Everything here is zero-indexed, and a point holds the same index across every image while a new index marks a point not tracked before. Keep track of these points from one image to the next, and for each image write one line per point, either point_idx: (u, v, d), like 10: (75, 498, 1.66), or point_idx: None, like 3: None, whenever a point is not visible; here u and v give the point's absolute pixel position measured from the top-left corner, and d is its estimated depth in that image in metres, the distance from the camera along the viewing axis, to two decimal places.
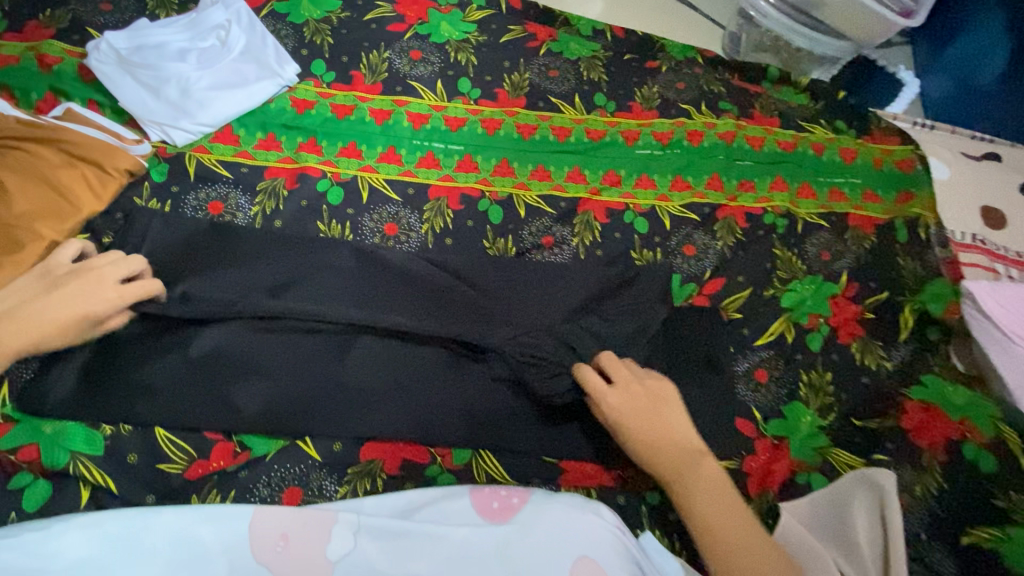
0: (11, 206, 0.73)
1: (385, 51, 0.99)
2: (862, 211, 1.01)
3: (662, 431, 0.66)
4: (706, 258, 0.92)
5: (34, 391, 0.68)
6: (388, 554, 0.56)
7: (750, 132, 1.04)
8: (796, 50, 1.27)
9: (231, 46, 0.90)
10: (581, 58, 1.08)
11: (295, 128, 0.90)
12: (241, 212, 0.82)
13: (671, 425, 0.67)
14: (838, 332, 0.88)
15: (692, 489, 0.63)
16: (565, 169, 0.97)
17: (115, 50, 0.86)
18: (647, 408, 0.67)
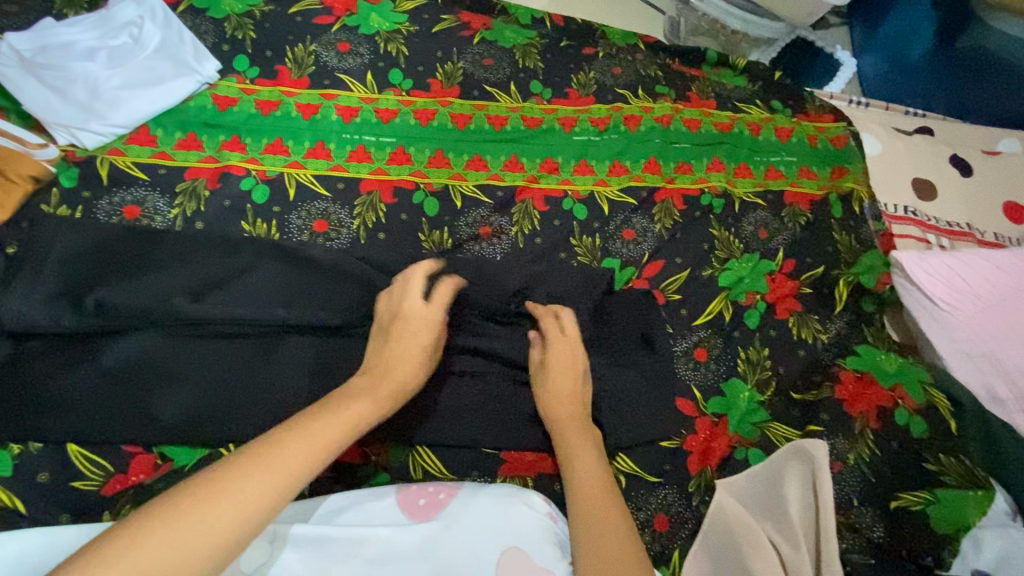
0: None
1: (311, 44, 0.96)
2: (799, 188, 1.01)
3: (565, 399, 0.70)
4: (645, 241, 0.92)
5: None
6: (310, 563, 0.54)
7: (686, 115, 1.05)
8: (733, 33, 1.28)
9: (145, 43, 0.87)
10: (516, 45, 1.07)
11: (216, 126, 0.87)
12: (159, 215, 0.79)
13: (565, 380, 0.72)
14: (775, 308, 0.89)
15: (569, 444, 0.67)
16: (502, 157, 0.95)
17: (15, 51, 0.81)
18: (563, 374, 0.72)
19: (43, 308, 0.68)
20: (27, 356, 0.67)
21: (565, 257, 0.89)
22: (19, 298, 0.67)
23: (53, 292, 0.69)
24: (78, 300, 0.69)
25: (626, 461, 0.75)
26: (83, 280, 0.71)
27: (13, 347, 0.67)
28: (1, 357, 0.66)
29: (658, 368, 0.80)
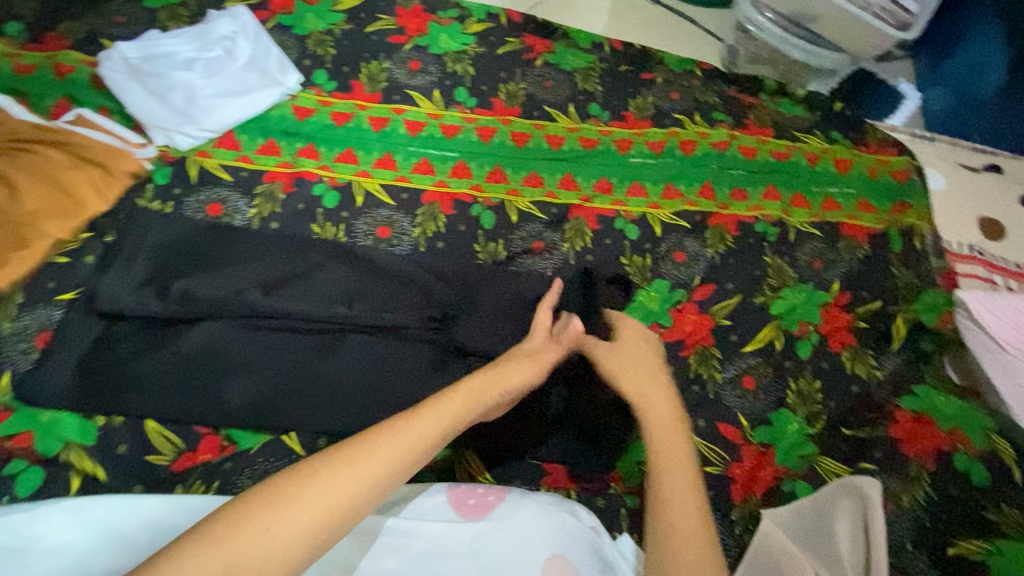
0: (21, 206, 0.76)
1: (385, 61, 1.02)
2: (857, 220, 0.99)
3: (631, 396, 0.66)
4: (697, 265, 0.92)
5: (32, 385, 0.69)
6: (361, 547, 0.56)
7: (743, 142, 1.05)
8: (793, 62, 1.28)
9: (237, 56, 0.94)
10: (577, 69, 1.10)
11: (295, 134, 0.93)
12: (239, 214, 0.85)
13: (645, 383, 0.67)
14: (828, 340, 0.88)
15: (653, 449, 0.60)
16: (558, 176, 0.98)
17: (126, 60, 0.90)
18: (635, 368, 0.68)
19: (135, 294, 0.74)
20: (117, 337, 0.72)
21: (616, 276, 0.90)
22: (116, 283, 0.74)
23: (144, 280, 0.75)
24: (165, 287, 0.75)
25: None
26: (173, 271, 0.77)
27: (103, 327, 0.73)
28: (93, 335, 0.72)
29: (696, 402, 0.82)
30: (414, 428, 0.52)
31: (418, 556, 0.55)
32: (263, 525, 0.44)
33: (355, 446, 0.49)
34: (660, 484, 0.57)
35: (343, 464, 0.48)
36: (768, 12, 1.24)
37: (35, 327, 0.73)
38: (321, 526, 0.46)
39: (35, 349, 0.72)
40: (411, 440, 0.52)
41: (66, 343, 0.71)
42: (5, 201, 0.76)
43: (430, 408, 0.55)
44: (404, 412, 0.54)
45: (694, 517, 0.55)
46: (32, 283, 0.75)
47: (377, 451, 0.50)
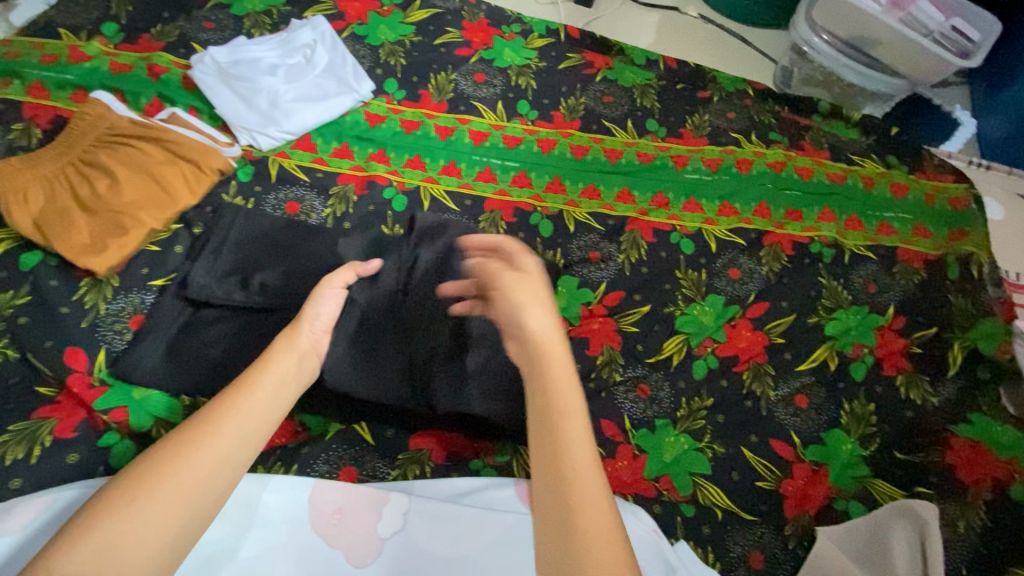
0: (120, 196, 0.80)
1: (452, 72, 1.07)
2: (912, 245, 1.00)
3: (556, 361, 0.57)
4: (751, 282, 0.93)
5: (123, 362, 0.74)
6: (435, 535, 0.62)
7: (799, 163, 1.06)
8: (849, 86, 1.29)
9: (316, 64, 0.99)
10: (635, 85, 1.13)
11: (367, 139, 0.98)
12: (315, 213, 0.90)
13: (547, 351, 0.57)
14: (883, 363, 0.88)
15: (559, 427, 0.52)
16: (615, 189, 1.01)
17: (216, 64, 0.96)
18: (538, 304, 0.61)
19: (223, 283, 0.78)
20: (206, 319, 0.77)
21: (670, 288, 0.92)
22: (205, 272, 0.79)
23: (228, 270, 0.80)
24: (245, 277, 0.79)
25: (717, 493, 0.78)
26: (256, 263, 0.81)
27: (190, 313, 0.77)
28: (183, 319, 0.77)
29: (749, 417, 0.83)
30: (240, 415, 0.55)
31: (487, 543, 0.62)
32: (112, 533, 0.46)
33: (180, 450, 0.51)
34: (554, 467, 0.50)
35: (157, 463, 0.50)
36: (825, 34, 1.24)
37: (129, 309, 0.78)
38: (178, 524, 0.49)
39: (128, 331, 0.76)
40: (239, 431, 0.54)
41: (159, 326, 0.76)
42: (106, 192, 0.80)
43: (252, 390, 0.57)
44: (214, 401, 0.56)
45: (598, 499, 0.49)
46: (126, 268, 0.80)
47: (210, 445, 0.52)
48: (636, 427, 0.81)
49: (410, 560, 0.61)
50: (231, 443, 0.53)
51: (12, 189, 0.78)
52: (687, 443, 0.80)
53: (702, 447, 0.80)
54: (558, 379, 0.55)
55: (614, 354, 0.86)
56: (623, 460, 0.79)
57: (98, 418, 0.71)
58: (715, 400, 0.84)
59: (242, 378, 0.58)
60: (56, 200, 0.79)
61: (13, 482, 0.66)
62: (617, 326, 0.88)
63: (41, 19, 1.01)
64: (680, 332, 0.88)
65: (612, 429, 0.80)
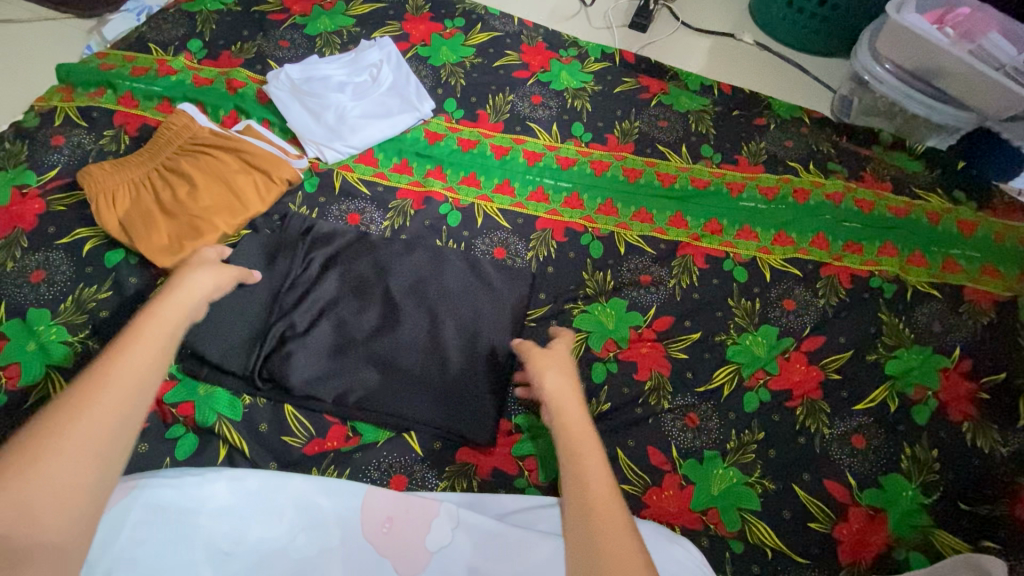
0: (197, 201, 0.85)
1: (510, 94, 1.09)
2: (981, 285, 0.95)
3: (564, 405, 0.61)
4: (807, 314, 0.91)
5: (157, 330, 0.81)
6: (483, 552, 0.63)
7: (859, 195, 1.04)
8: (912, 117, 1.25)
9: (381, 82, 1.03)
10: (690, 111, 1.13)
11: (426, 156, 1.01)
12: (374, 225, 0.93)
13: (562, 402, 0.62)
14: (947, 408, 0.84)
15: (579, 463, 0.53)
16: (667, 213, 1.00)
17: (290, 80, 1.01)
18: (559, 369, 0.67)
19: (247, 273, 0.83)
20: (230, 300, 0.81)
21: (722, 316, 0.91)
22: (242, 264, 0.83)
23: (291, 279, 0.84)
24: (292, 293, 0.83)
25: (767, 532, 0.75)
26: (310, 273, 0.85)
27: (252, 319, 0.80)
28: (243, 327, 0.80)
29: (802, 454, 0.80)
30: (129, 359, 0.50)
31: (533, 565, 0.61)
32: (9, 498, 0.40)
33: (62, 413, 0.45)
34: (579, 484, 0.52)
35: (47, 423, 0.44)
36: (888, 64, 1.22)
37: None
38: (83, 485, 0.43)
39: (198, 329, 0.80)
40: (134, 374, 0.49)
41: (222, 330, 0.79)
42: (185, 197, 0.85)
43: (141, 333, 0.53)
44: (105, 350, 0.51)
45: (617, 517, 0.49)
46: None
47: (99, 393, 0.47)
48: (684, 456, 0.80)
49: (457, 575, 0.62)
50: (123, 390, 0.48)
51: (103, 193, 0.84)
52: (736, 477, 0.78)
53: (752, 482, 0.78)
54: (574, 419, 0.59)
55: (662, 380, 0.85)
56: (670, 489, 0.77)
57: (167, 410, 0.75)
58: (766, 434, 0.82)
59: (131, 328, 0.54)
60: (140, 203, 0.85)
61: None
62: (665, 351, 0.88)
63: (134, 35, 1.09)
64: (731, 361, 0.87)
65: (659, 457, 0.79)
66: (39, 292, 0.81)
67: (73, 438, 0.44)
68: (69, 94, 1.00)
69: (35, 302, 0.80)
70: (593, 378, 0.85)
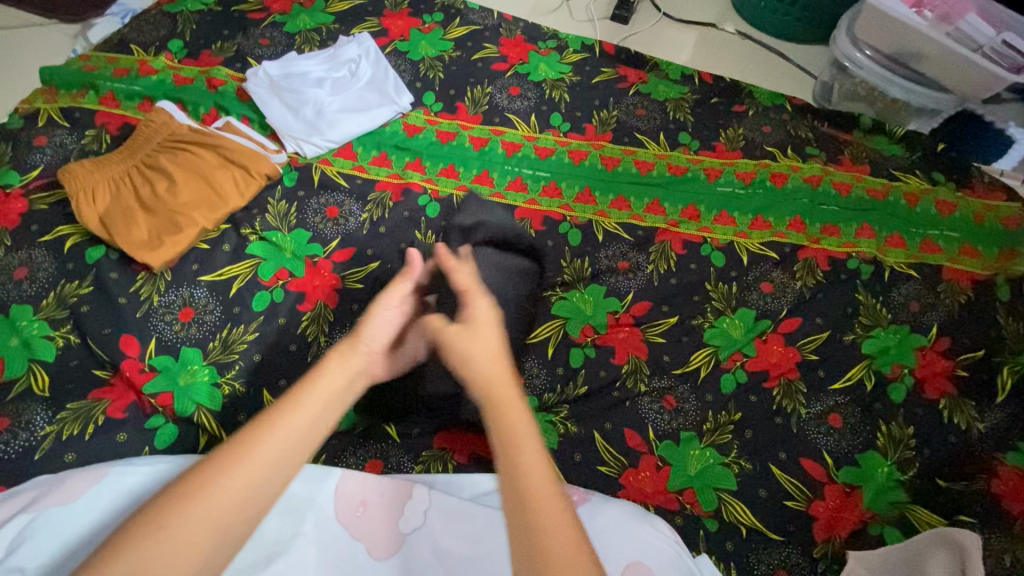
0: (177, 197, 0.86)
1: (488, 86, 1.10)
2: (959, 265, 0.96)
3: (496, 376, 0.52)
4: (784, 297, 0.92)
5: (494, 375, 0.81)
6: (456, 529, 0.64)
7: (837, 178, 1.04)
8: (892, 101, 1.25)
9: (360, 77, 1.04)
10: (668, 99, 1.13)
11: (405, 149, 1.02)
12: (353, 217, 0.94)
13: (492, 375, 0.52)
14: (924, 386, 0.84)
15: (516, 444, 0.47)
16: (645, 200, 1.01)
17: (268, 77, 1.02)
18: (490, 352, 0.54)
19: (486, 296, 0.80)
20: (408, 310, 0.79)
21: (699, 300, 0.91)
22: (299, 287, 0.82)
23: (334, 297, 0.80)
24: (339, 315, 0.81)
25: (743, 510, 0.76)
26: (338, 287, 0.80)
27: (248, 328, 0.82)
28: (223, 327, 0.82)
29: (780, 435, 0.81)
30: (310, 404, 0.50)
31: (505, 538, 0.63)
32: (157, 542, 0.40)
33: (232, 455, 0.45)
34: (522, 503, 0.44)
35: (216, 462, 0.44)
36: (867, 49, 1.22)
37: (178, 303, 0.82)
38: (218, 528, 0.43)
39: (177, 322, 0.81)
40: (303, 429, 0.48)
41: (205, 329, 0.81)
42: (164, 193, 0.86)
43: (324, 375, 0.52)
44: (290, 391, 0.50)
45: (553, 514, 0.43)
46: (177, 264, 0.85)
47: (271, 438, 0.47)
48: (660, 438, 0.80)
49: (426, 558, 0.62)
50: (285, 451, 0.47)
51: (83, 190, 0.85)
52: (713, 458, 0.79)
53: (729, 462, 0.79)
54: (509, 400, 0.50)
55: (640, 364, 0.86)
56: (646, 471, 0.78)
57: (147, 401, 0.75)
58: (743, 415, 0.82)
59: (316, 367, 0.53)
60: (120, 199, 0.86)
61: (67, 456, 0.69)
62: (643, 335, 0.88)
63: (116, 37, 1.10)
64: (709, 344, 0.88)
65: (635, 439, 0.80)
66: (22, 288, 0.82)
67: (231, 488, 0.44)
68: (53, 96, 1.02)
69: (18, 298, 0.81)
70: (571, 362, 0.86)
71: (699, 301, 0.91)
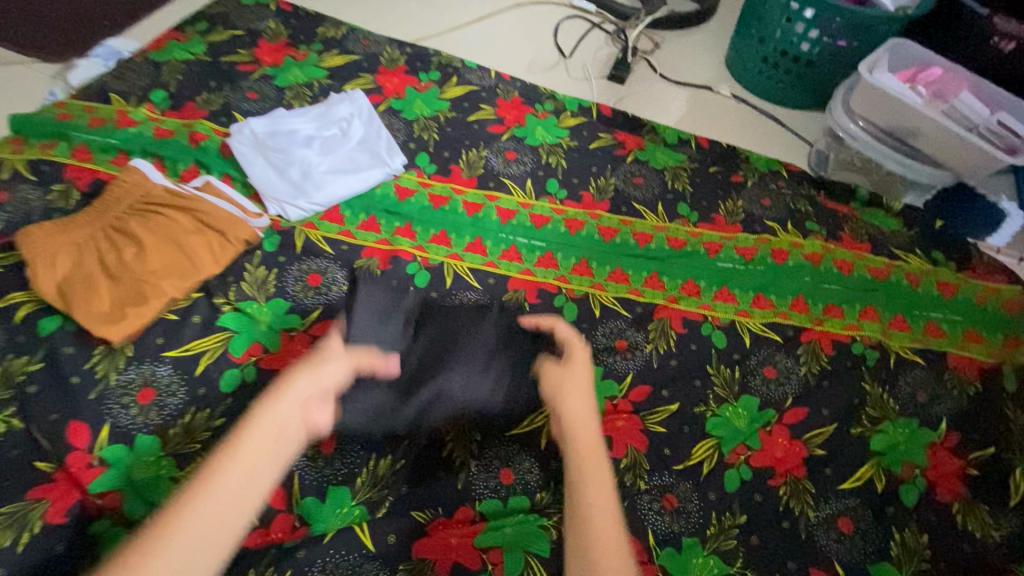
0: (145, 264, 0.80)
1: (483, 149, 1.07)
2: (966, 352, 0.93)
3: (583, 399, 0.69)
4: (789, 384, 0.87)
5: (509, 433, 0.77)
6: None
7: (838, 256, 1.02)
8: (889, 174, 1.24)
9: (351, 137, 1.01)
10: (667, 167, 1.11)
11: (396, 213, 0.98)
12: (336, 286, 0.88)
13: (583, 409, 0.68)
14: (936, 488, 0.80)
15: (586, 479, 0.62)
16: (644, 274, 0.97)
17: (254, 134, 0.97)
18: (578, 395, 0.69)
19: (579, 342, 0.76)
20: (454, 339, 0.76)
21: (701, 385, 0.87)
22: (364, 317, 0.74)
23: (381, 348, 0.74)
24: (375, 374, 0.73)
25: None
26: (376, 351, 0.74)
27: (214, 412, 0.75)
28: (184, 412, 0.74)
29: (788, 541, 0.75)
30: (187, 531, 0.51)
31: None
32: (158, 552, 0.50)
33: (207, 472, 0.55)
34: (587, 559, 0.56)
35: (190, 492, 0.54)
36: (861, 121, 1.22)
37: (138, 382, 0.75)
38: (212, 531, 0.52)
39: (135, 405, 0.74)
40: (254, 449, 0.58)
41: (165, 414, 0.74)
42: (132, 260, 0.80)
43: (222, 470, 0.55)
44: (184, 491, 0.54)
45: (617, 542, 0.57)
46: (141, 337, 0.79)
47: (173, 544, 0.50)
48: (661, 544, 0.74)
49: None
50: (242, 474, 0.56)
51: (42, 254, 0.79)
52: (717, 568, 0.73)
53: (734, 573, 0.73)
54: (585, 441, 0.65)
55: (639, 457, 0.80)
56: None
57: (92, 501, 0.67)
58: (748, 517, 0.77)
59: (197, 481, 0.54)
60: (83, 265, 0.79)
61: None
62: (641, 425, 0.83)
63: (96, 85, 1.06)
64: (711, 435, 0.83)
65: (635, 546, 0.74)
66: None
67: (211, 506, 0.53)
68: (20, 145, 0.96)
69: None
70: None
71: (701, 386, 0.87)
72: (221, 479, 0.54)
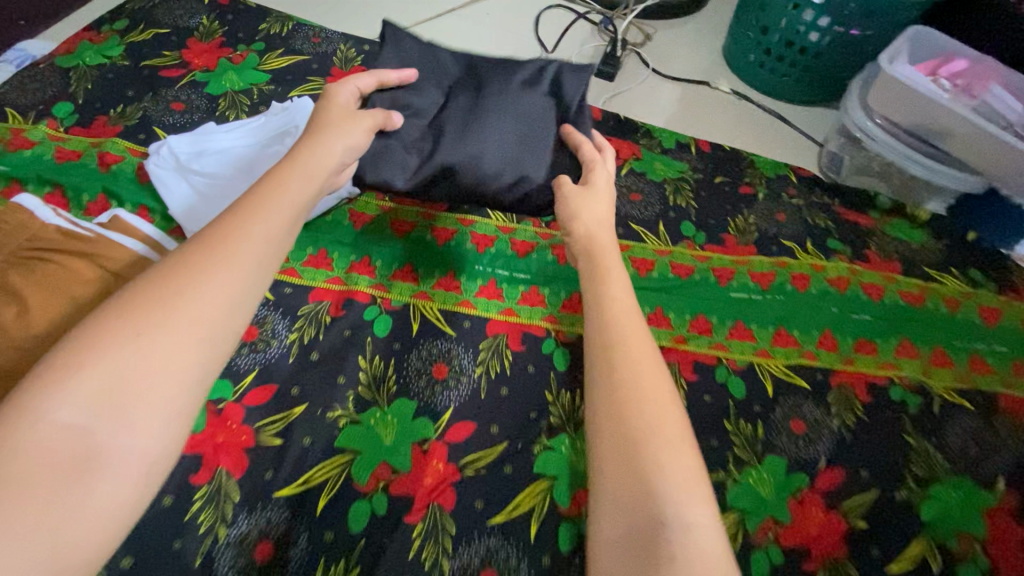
0: (26, 325, 0.61)
1: None
2: (1017, 392, 0.80)
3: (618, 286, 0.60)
4: (820, 441, 0.74)
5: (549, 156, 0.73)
6: None
7: (865, 279, 0.89)
8: (910, 179, 1.11)
9: (290, 154, 0.81)
10: (666, 179, 0.97)
11: (350, 244, 0.82)
12: (276, 340, 0.73)
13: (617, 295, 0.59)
14: (999, 565, 0.67)
15: (622, 356, 0.53)
16: (645, 310, 0.83)
17: (175, 157, 0.81)
18: (616, 282, 0.60)
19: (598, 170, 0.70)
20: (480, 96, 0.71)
21: (717, 446, 0.73)
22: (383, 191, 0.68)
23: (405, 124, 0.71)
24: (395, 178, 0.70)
25: None
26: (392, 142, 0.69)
27: None
28: None
29: None
30: (100, 385, 0.43)
31: None
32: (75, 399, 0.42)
33: (160, 290, 0.47)
34: (620, 434, 0.48)
35: (137, 302, 0.47)
36: (879, 118, 1.09)
37: None
38: (144, 388, 0.44)
39: None
40: (220, 259, 0.50)
41: None
42: (7, 321, 0.61)
43: (168, 301, 0.47)
44: (139, 296, 0.47)
45: (676, 446, 0.47)
46: None
47: (118, 352, 0.44)
48: None
49: None
50: (199, 296, 0.48)
51: None
52: None
53: None
54: (623, 318, 0.57)
55: None
56: None
57: None
58: None
59: (140, 301, 0.47)
60: None
61: None
62: None
63: None
64: (734, 508, 0.69)
65: None
66: None
67: (147, 334, 0.45)
68: None
69: None
70: (561, 546, 0.63)
71: (718, 448, 0.73)
72: (207, 278, 0.48)
